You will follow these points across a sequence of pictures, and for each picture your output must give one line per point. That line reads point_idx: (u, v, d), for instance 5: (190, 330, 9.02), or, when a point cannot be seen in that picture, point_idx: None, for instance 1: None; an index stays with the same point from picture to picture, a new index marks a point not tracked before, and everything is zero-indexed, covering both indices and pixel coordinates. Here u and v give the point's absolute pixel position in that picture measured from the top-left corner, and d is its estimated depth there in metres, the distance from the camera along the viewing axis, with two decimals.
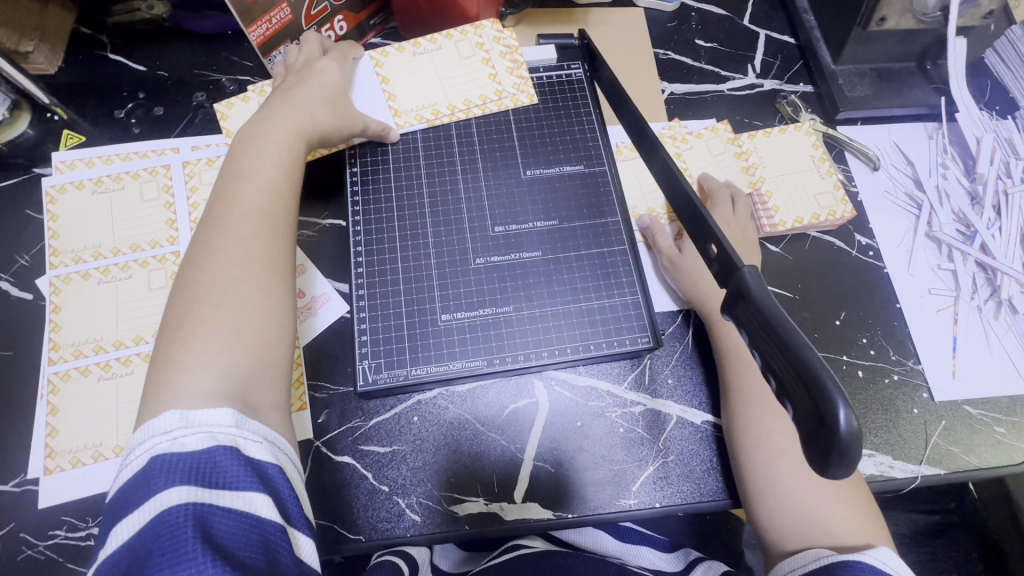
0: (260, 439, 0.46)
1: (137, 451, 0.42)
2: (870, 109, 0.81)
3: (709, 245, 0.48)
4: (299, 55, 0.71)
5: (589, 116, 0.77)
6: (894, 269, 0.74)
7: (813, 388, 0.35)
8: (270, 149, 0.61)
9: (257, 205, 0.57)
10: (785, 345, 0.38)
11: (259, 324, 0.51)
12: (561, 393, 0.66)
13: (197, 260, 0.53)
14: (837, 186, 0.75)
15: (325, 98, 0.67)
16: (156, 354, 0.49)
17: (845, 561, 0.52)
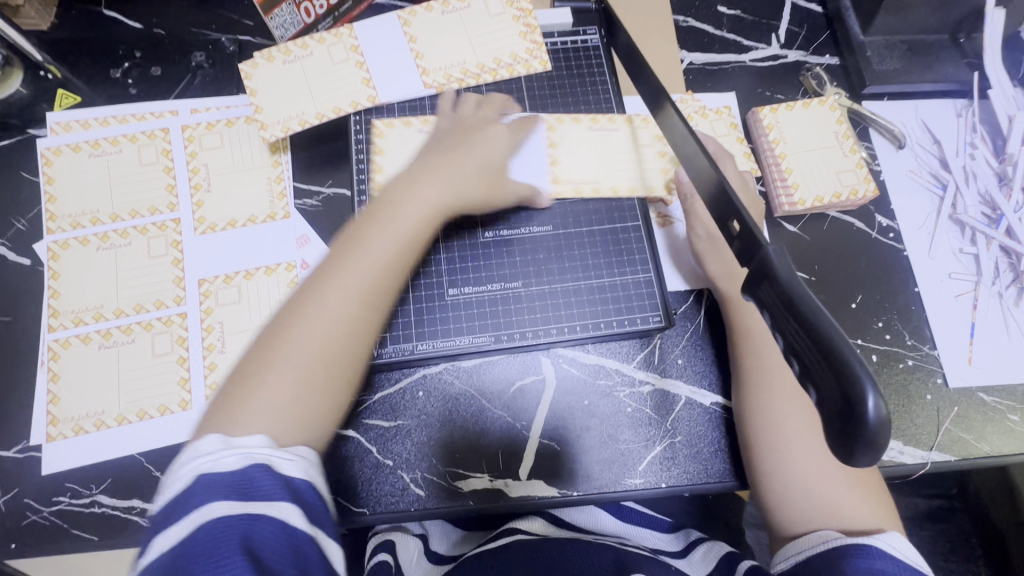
0: (294, 456, 0.45)
1: (180, 468, 0.42)
2: (898, 85, 0.77)
3: (731, 221, 0.46)
4: (478, 116, 0.67)
5: (605, 85, 0.74)
6: (913, 252, 0.72)
7: (841, 374, 0.33)
8: (420, 192, 0.57)
9: (386, 249, 0.53)
10: (811, 326, 0.36)
11: (319, 386, 0.49)
12: (569, 371, 0.65)
13: (301, 296, 0.51)
14: (860, 164, 0.72)
15: (484, 157, 0.62)
16: (222, 391, 0.48)
17: (854, 545, 0.51)
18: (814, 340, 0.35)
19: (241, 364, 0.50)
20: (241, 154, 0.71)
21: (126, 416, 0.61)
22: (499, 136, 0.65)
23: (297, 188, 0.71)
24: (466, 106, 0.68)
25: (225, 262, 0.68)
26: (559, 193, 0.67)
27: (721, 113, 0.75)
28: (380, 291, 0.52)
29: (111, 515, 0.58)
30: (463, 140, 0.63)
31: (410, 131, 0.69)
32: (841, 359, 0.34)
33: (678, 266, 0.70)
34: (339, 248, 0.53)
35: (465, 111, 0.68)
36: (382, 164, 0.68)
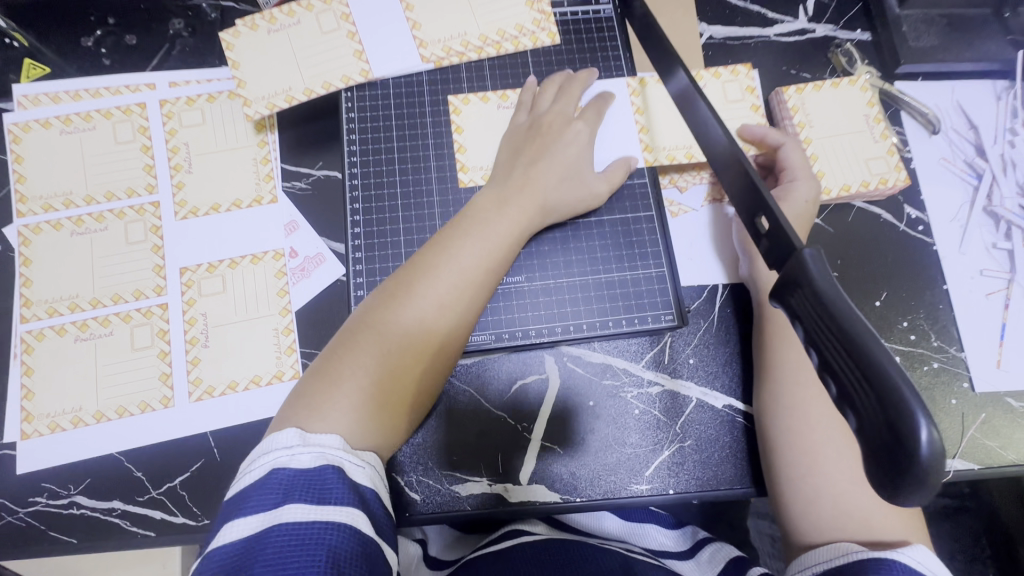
0: (363, 464, 0.46)
1: (262, 459, 0.44)
2: (935, 63, 0.71)
3: (759, 218, 0.41)
4: (560, 111, 0.62)
5: (617, 61, 0.68)
6: (944, 247, 0.67)
7: (888, 402, 0.29)
8: (509, 214, 0.56)
9: (468, 271, 0.54)
10: (854, 345, 0.32)
11: (395, 392, 0.50)
12: (573, 370, 0.61)
13: (390, 303, 0.53)
14: (892, 151, 0.67)
15: (568, 174, 0.60)
16: (315, 372, 0.51)
17: (878, 559, 0.46)
18: (856, 361, 0.31)
19: (331, 352, 0.52)
20: (225, 133, 0.66)
21: (105, 413, 0.58)
22: (581, 140, 0.62)
23: (285, 170, 0.66)
24: (543, 98, 0.63)
25: (208, 249, 0.63)
26: (651, 162, 0.64)
27: (737, 74, 0.69)
28: (454, 316, 0.53)
29: (89, 517, 0.56)
30: (543, 148, 0.60)
31: (489, 106, 0.65)
32: (888, 386, 0.30)
33: (691, 257, 0.65)
34: (425, 259, 0.54)
35: (542, 105, 0.63)
36: (465, 142, 0.64)
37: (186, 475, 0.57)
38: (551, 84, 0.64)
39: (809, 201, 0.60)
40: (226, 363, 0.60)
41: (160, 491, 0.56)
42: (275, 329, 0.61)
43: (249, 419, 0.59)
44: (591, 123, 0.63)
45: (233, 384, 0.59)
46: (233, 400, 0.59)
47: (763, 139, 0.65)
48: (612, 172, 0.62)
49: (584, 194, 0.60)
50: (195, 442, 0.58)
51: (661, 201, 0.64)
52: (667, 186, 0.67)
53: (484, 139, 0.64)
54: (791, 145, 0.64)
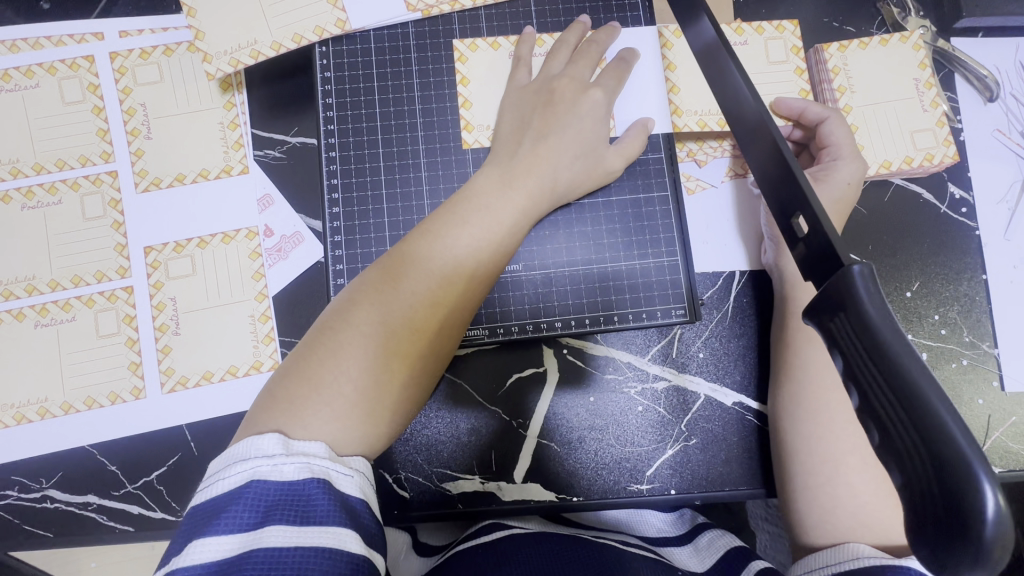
0: (351, 471, 0.38)
1: (236, 467, 0.36)
2: (1002, 16, 0.62)
3: (794, 218, 0.34)
4: (574, 75, 0.54)
5: (635, 10, 0.59)
6: (988, 232, 0.61)
7: (949, 470, 0.24)
8: (512, 196, 0.50)
9: (470, 258, 0.47)
10: (909, 394, 0.26)
11: (386, 390, 0.42)
12: (573, 364, 0.57)
13: (380, 290, 0.44)
14: (942, 122, 0.59)
15: (582, 151, 0.53)
16: (285, 371, 0.42)
17: (890, 565, 0.41)
18: (911, 413, 0.25)
19: (303, 346, 0.43)
20: (186, 92, 0.58)
21: (73, 404, 0.54)
22: (598, 112, 0.54)
23: (256, 136, 0.58)
24: (555, 58, 0.55)
25: (174, 226, 0.57)
26: (679, 127, 0.57)
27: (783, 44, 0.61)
28: (456, 309, 0.46)
29: (64, 511, 0.53)
30: (554, 120, 0.52)
31: (498, 53, 0.57)
32: (951, 449, 0.24)
33: (709, 240, 0.59)
34: (422, 240, 0.47)
35: (554, 67, 0.55)
36: (469, 95, 0.56)
37: (163, 470, 0.54)
38: (563, 43, 0.56)
39: (851, 183, 0.55)
40: (200, 352, 0.56)
41: (136, 486, 0.54)
42: (251, 315, 0.56)
43: (227, 412, 0.55)
44: (610, 90, 0.55)
45: (208, 375, 0.55)
46: (209, 391, 0.55)
47: (801, 114, 0.58)
48: (630, 144, 0.55)
49: (598, 172, 0.54)
50: (170, 435, 0.55)
51: (677, 177, 0.57)
52: (684, 159, 0.60)
53: (490, 91, 0.56)
54: (835, 118, 0.56)
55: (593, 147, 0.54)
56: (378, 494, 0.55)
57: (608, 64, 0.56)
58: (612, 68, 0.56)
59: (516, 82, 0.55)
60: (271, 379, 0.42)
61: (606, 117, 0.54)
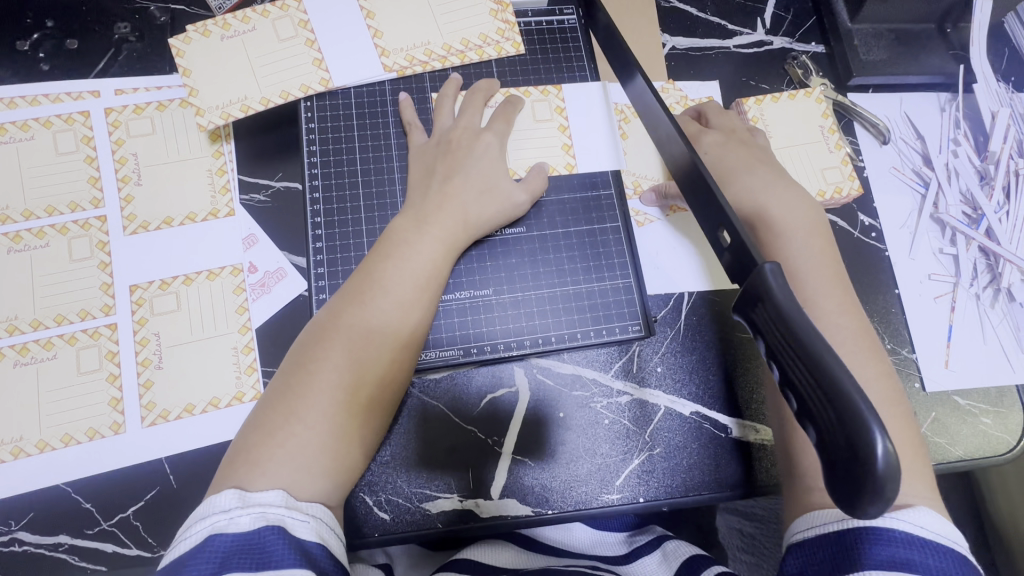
0: (307, 518, 0.44)
1: (197, 525, 0.41)
2: (885, 76, 0.74)
3: (720, 232, 0.42)
4: (466, 126, 0.61)
5: (583, 70, 0.68)
6: (894, 252, 0.70)
7: (846, 422, 0.30)
8: (430, 235, 0.56)
9: (404, 298, 0.53)
10: (817, 366, 0.32)
11: (359, 390, 0.50)
12: (543, 382, 0.61)
13: (318, 341, 0.51)
14: (845, 161, 0.70)
15: (483, 188, 0.59)
16: (275, 388, 0.50)
17: (869, 527, 0.40)
18: (819, 379, 0.32)
19: (288, 365, 0.51)
20: (176, 142, 0.63)
21: (49, 442, 0.55)
22: None
23: (242, 181, 0.63)
24: (443, 114, 0.62)
25: (160, 266, 0.60)
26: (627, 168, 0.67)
27: (703, 105, 0.72)
28: (393, 341, 0.52)
29: (34, 553, 0.52)
30: (456, 165, 0.59)
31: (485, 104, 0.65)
32: (850, 405, 0.30)
33: (660, 266, 0.65)
34: (363, 285, 0.53)
35: (444, 122, 0.62)
36: None
37: (140, 505, 0.54)
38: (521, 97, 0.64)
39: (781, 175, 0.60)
40: (181, 385, 0.57)
41: (112, 523, 0.53)
42: (234, 347, 0.59)
43: (209, 442, 0.56)
44: (500, 133, 0.62)
45: (190, 408, 0.57)
46: (190, 423, 0.56)
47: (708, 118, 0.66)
48: (532, 182, 0.61)
49: (504, 204, 0.60)
50: (149, 469, 0.55)
51: (626, 211, 0.65)
52: (634, 196, 0.67)
53: None
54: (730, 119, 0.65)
55: None
56: (357, 519, 0.56)
57: (498, 107, 0.64)
58: (501, 112, 0.63)
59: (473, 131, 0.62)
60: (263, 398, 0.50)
61: (501, 158, 0.61)
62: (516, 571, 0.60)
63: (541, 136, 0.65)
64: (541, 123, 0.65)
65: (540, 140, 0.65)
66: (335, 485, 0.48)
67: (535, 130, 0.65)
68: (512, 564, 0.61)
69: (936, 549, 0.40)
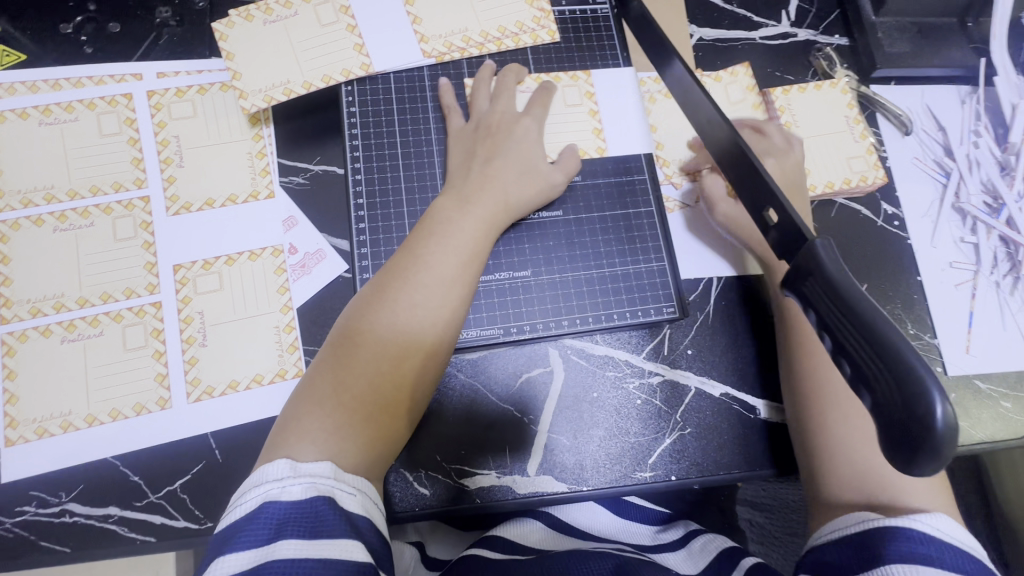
0: (354, 490, 0.45)
1: (251, 492, 0.43)
2: (908, 67, 0.76)
3: (767, 211, 0.44)
4: (504, 110, 0.62)
5: (615, 59, 0.69)
6: (917, 240, 0.72)
7: (903, 385, 0.31)
8: (471, 215, 0.57)
9: (446, 275, 0.54)
10: (872, 334, 0.33)
11: (402, 364, 0.51)
12: (578, 362, 0.63)
13: (366, 313, 0.52)
14: (870, 150, 0.71)
15: (520, 170, 0.60)
16: (325, 356, 0.52)
17: (888, 527, 0.46)
18: (875, 346, 0.33)
19: (338, 334, 0.53)
20: (217, 125, 0.64)
21: (96, 417, 0.56)
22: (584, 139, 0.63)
23: (281, 164, 0.64)
24: (480, 98, 0.63)
25: (203, 246, 0.61)
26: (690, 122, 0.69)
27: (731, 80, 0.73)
28: (437, 318, 0.53)
29: (84, 525, 0.53)
30: (495, 148, 0.61)
31: (529, 87, 0.66)
32: (907, 369, 0.31)
33: (692, 252, 0.67)
34: (407, 264, 0.54)
35: (481, 106, 0.63)
36: None
37: (187, 478, 0.55)
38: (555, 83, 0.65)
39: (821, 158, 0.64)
40: (225, 363, 0.58)
41: (159, 496, 0.55)
42: (276, 326, 0.60)
43: (253, 418, 0.57)
44: (539, 119, 0.63)
45: (234, 384, 0.58)
46: (234, 400, 0.58)
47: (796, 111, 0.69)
48: (566, 164, 0.63)
49: (540, 186, 0.61)
50: (195, 443, 0.56)
51: (659, 197, 0.66)
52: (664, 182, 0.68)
53: None
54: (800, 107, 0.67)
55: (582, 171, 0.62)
56: (395, 492, 0.57)
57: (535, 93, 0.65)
58: (533, 95, 0.64)
59: (485, 118, 0.63)
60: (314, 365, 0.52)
61: (538, 142, 0.63)
62: (549, 549, 0.61)
63: (575, 121, 0.66)
64: (572, 107, 0.66)
65: (576, 125, 0.66)
66: (381, 456, 0.49)
67: (571, 115, 0.66)
68: (545, 545, 0.62)
69: (952, 548, 0.44)
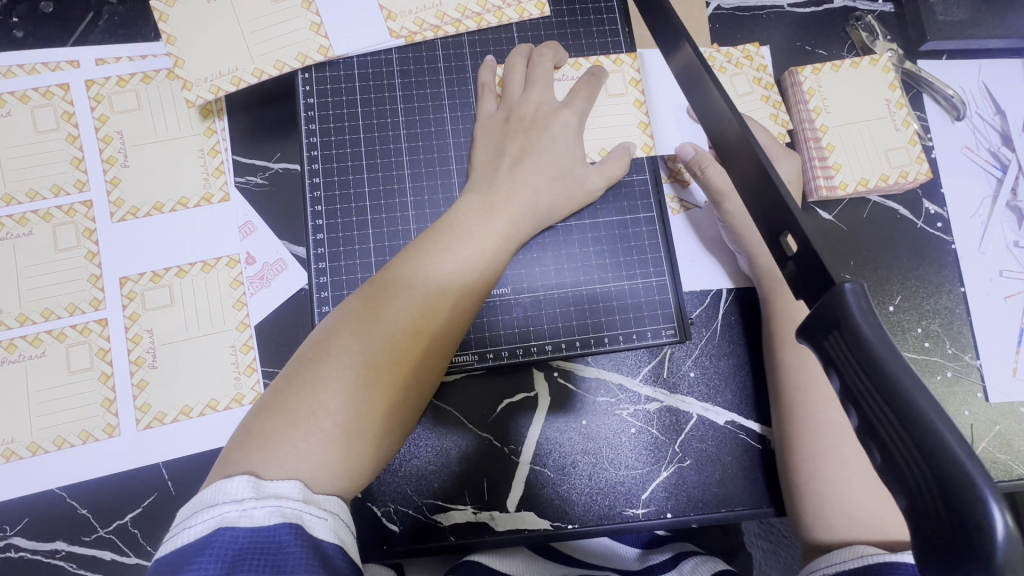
0: (327, 515, 0.36)
1: (202, 514, 0.33)
2: (965, 38, 0.64)
3: (784, 235, 0.34)
4: (542, 100, 0.54)
5: (615, 34, 0.60)
6: (962, 244, 0.62)
7: (962, 517, 0.21)
8: (440, 224, 0.50)
9: (483, 238, 0.49)
10: (923, 433, 0.22)
11: (428, 325, 0.45)
12: (564, 387, 0.56)
13: (404, 263, 0.47)
14: (913, 140, 0.61)
15: (498, 171, 0.52)
16: (348, 306, 0.45)
17: (888, 562, 0.41)
18: (926, 452, 0.22)
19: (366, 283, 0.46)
20: (164, 118, 0.57)
21: (41, 445, 0.52)
22: (571, 132, 0.54)
23: (236, 162, 0.57)
24: (515, 83, 0.55)
25: (151, 255, 0.56)
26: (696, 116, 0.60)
27: (742, 66, 0.63)
28: (474, 273, 0.48)
29: (32, 559, 0.50)
30: (527, 146, 0.53)
31: (580, 72, 0.58)
32: (972, 496, 0.21)
33: (698, 261, 0.60)
34: (403, 267, 0.46)
35: (516, 93, 0.55)
36: (456, 120, 0.57)
37: (138, 511, 0.51)
38: (543, 66, 0.56)
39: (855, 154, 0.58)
40: (177, 386, 0.53)
41: (109, 530, 0.51)
42: (232, 345, 0.54)
43: (208, 447, 0.53)
44: (580, 111, 0.55)
45: (186, 410, 0.53)
46: (186, 427, 0.53)
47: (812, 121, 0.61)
48: (610, 166, 0.55)
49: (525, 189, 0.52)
50: (146, 474, 0.52)
51: (662, 198, 0.58)
52: (668, 180, 0.60)
53: (465, 116, 0.57)
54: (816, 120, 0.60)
55: (570, 170, 0.54)
56: (362, 528, 0.53)
57: (580, 79, 0.57)
58: (517, 80, 0.55)
59: (480, 117, 0.55)
60: (327, 322, 0.45)
61: (579, 138, 0.55)
62: None
63: (618, 115, 0.57)
64: (616, 97, 0.58)
65: (620, 119, 0.58)
66: None
67: (614, 108, 0.58)
68: None
69: None
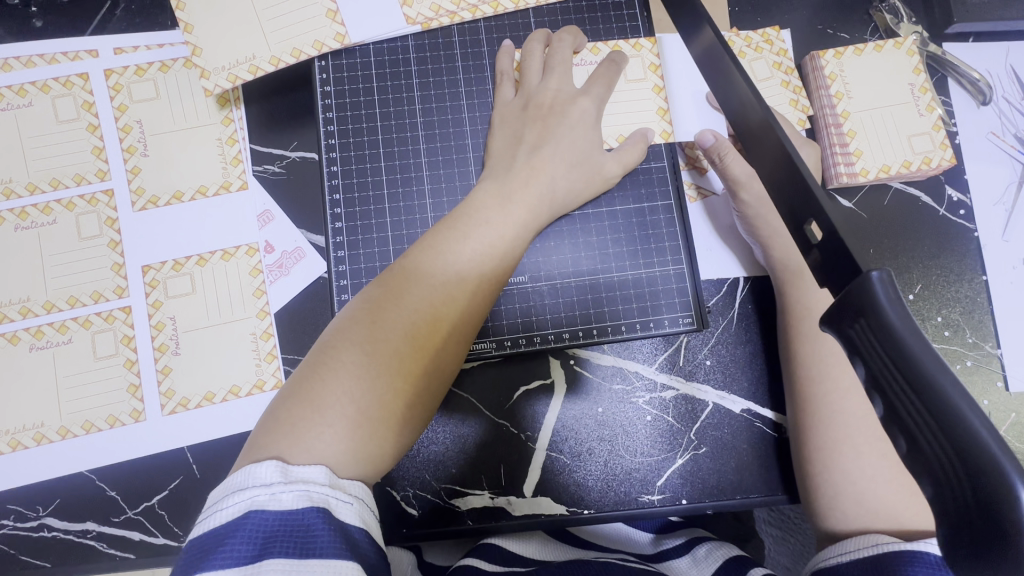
0: (353, 499, 0.37)
1: (233, 497, 0.34)
2: (993, 21, 0.63)
3: (808, 223, 0.34)
4: (560, 87, 0.54)
5: (633, 18, 0.59)
6: (986, 233, 0.61)
7: (991, 509, 0.21)
8: (458, 212, 0.50)
9: (500, 227, 0.49)
10: (954, 424, 0.22)
11: (447, 312, 0.45)
12: (580, 375, 0.57)
13: (422, 251, 0.47)
14: (937, 126, 0.60)
15: (515, 159, 0.52)
16: (370, 292, 0.45)
17: (904, 550, 0.41)
18: (956, 442, 0.22)
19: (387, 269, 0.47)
20: (183, 107, 0.57)
21: (70, 429, 0.53)
22: (588, 120, 0.54)
23: (255, 151, 0.58)
24: (533, 70, 0.54)
25: (172, 243, 0.56)
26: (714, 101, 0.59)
27: (762, 50, 0.62)
28: (491, 260, 0.48)
29: (64, 539, 0.52)
30: (545, 134, 0.53)
31: (599, 58, 0.57)
32: (1004, 488, 0.21)
33: (715, 250, 0.59)
34: (423, 256, 0.47)
35: (533, 80, 0.54)
36: (473, 108, 0.56)
37: (164, 494, 0.53)
38: (561, 52, 0.55)
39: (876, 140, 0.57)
40: (200, 372, 0.54)
41: (137, 512, 0.52)
42: (253, 333, 0.55)
43: (231, 432, 0.54)
44: (598, 98, 0.55)
45: (209, 396, 0.54)
46: (209, 412, 0.54)
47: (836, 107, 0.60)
48: (627, 153, 0.54)
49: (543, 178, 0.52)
50: (172, 458, 0.53)
51: (680, 186, 0.57)
52: (686, 167, 0.60)
53: (483, 104, 0.57)
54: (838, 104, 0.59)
55: (587, 158, 0.53)
56: (383, 512, 0.54)
57: (599, 66, 0.56)
58: (533, 67, 0.55)
59: (497, 105, 0.55)
60: (348, 309, 0.45)
61: (596, 126, 0.54)
62: None
63: (636, 101, 0.57)
64: (634, 84, 0.57)
65: (638, 106, 0.57)
66: None
67: (633, 94, 0.57)
68: None
69: None
